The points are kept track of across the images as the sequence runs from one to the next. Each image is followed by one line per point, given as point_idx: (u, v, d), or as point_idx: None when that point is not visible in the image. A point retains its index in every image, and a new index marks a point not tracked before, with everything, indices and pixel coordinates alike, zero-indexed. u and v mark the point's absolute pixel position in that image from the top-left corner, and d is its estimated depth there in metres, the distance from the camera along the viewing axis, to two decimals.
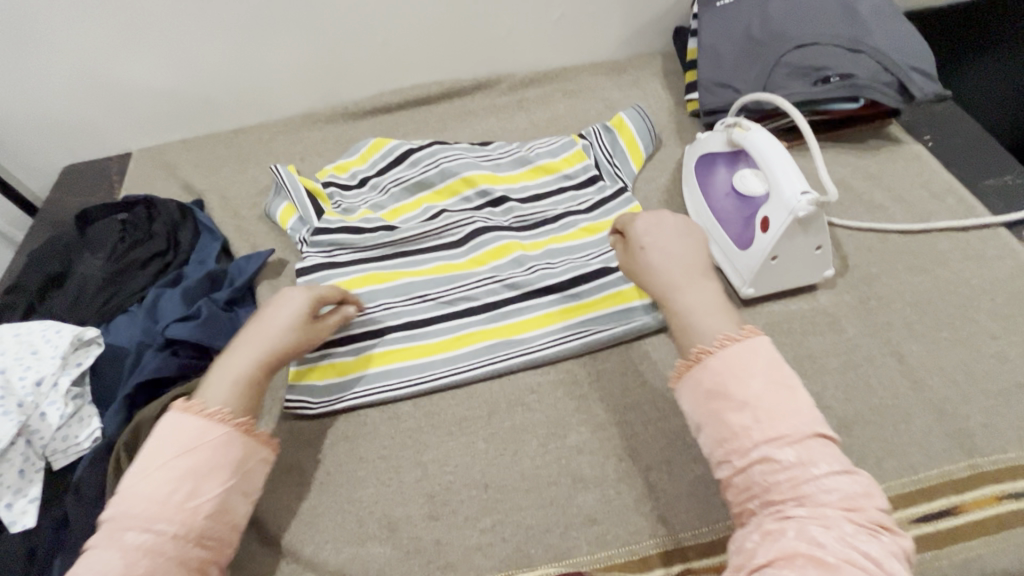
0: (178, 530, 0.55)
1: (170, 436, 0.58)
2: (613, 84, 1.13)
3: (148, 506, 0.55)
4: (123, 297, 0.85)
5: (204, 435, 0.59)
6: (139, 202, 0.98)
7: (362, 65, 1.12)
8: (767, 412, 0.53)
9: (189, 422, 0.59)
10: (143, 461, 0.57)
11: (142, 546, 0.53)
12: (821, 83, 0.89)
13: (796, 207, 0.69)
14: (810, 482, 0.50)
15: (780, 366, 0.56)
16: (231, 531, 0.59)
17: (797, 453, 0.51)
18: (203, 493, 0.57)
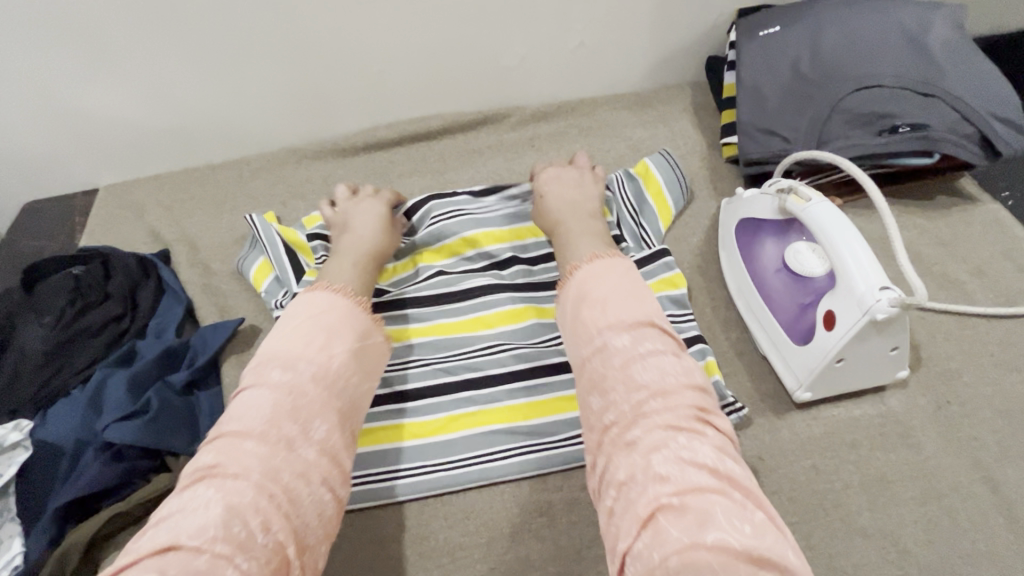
0: (298, 433, 0.49)
1: (259, 397, 0.50)
2: (636, 120, 1.00)
3: (274, 404, 0.50)
4: (65, 377, 0.73)
5: (324, 338, 0.56)
6: (95, 256, 0.86)
7: (353, 96, 0.99)
8: (642, 361, 0.51)
9: (311, 325, 0.56)
10: (265, 358, 0.53)
11: (257, 455, 0.47)
12: (888, 134, 0.75)
13: (875, 307, 0.56)
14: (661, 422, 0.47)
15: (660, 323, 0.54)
16: (342, 478, 0.52)
17: (662, 398, 0.49)
18: (335, 347, 0.56)
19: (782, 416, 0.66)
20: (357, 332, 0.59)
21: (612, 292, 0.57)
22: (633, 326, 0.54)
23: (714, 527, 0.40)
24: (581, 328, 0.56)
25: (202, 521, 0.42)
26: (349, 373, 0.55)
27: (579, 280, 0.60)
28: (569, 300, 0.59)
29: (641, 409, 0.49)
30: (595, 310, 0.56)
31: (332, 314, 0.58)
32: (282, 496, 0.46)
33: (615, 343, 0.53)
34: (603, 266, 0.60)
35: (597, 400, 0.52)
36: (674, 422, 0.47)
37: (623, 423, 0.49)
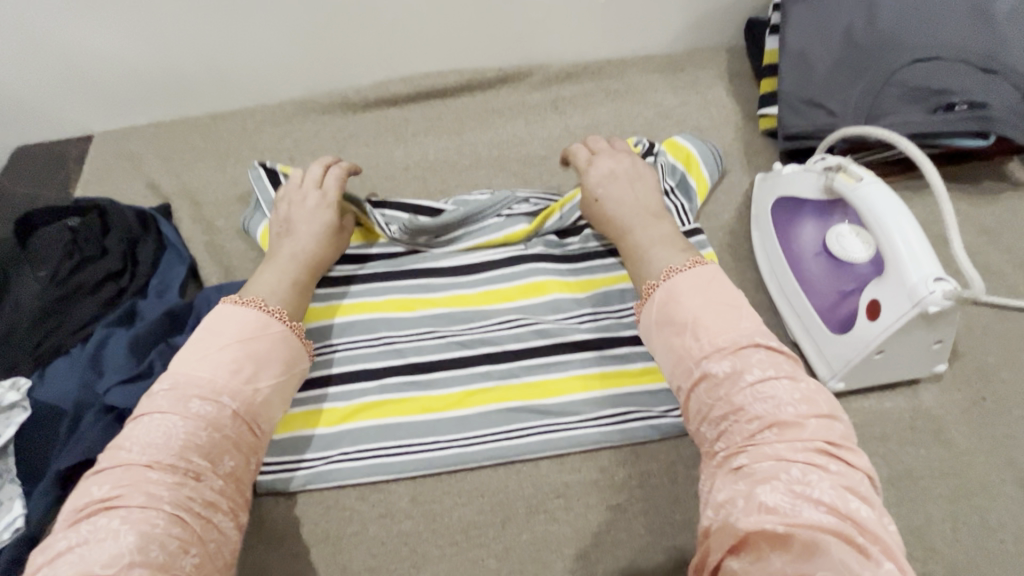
0: (207, 466, 0.49)
1: (193, 406, 0.51)
2: (666, 85, 0.94)
3: (184, 435, 0.49)
4: (63, 335, 0.70)
5: (250, 368, 0.55)
6: (91, 207, 0.82)
7: (365, 46, 0.92)
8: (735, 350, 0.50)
9: (235, 352, 0.55)
10: (178, 387, 0.52)
11: (163, 486, 0.46)
12: (942, 111, 0.70)
13: (927, 299, 0.52)
14: (786, 442, 0.45)
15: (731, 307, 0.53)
16: (245, 501, 0.53)
17: (768, 408, 0.47)
18: (255, 379, 0.55)
19: None
20: (283, 364, 0.58)
21: (703, 308, 0.54)
22: (733, 351, 0.51)
23: (822, 563, 0.38)
24: (677, 360, 0.53)
25: (114, 549, 0.42)
26: (267, 407, 0.56)
27: (670, 296, 0.56)
28: (665, 330, 0.55)
29: (753, 443, 0.47)
30: (672, 297, 0.56)
31: (261, 341, 0.57)
32: (196, 526, 0.47)
33: (721, 369, 0.50)
34: (704, 275, 0.56)
35: (708, 429, 0.50)
36: (791, 456, 0.45)
37: (730, 448, 0.48)
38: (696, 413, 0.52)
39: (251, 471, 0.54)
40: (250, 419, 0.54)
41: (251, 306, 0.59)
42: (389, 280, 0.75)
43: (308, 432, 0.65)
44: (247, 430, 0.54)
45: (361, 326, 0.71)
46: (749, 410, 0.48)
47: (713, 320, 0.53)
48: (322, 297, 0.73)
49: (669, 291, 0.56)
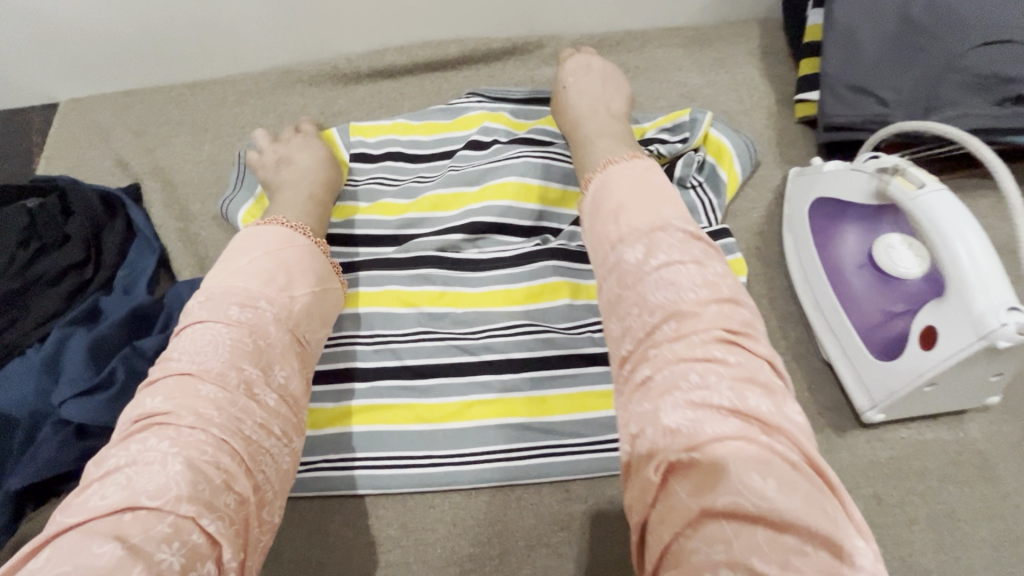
0: (257, 377, 0.46)
1: (230, 312, 0.48)
2: (692, 62, 0.84)
3: (231, 342, 0.46)
4: (19, 334, 0.64)
5: (282, 277, 0.52)
6: (52, 188, 0.74)
7: (357, 11, 0.82)
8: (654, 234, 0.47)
9: (268, 262, 0.53)
10: (214, 296, 0.49)
11: (215, 401, 0.43)
12: (1010, 104, 0.62)
13: (995, 332, 0.46)
14: (687, 338, 0.42)
15: (651, 183, 0.51)
16: (295, 421, 0.49)
17: (672, 298, 0.43)
18: (292, 289, 0.52)
19: (843, 435, 0.57)
20: (316, 276, 0.56)
21: (629, 194, 0.50)
22: (647, 233, 0.47)
23: (723, 490, 0.34)
24: (602, 249, 0.49)
25: (161, 476, 0.38)
26: (306, 318, 0.53)
27: (602, 184, 0.53)
28: (597, 212, 0.51)
29: (654, 342, 0.43)
30: (602, 185, 0.52)
31: (289, 252, 0.55)
32: (246, 450, 0.43)
33: (638, 256, 0.46)
34: (631, 168, 0.52)
35: (615, 327, 0.46)
36: (689, 355, 0.41)
37: (634, 359, 0.43)
38: (609, 304, 0.47)
39: (299, 386, 0.50)
40: (295, 327, 0.51)
41: (273, 223, 0.57)
42: (383, 271, 0.68)
43: None
44: (291, 339, 0.51)
45: (353, 321, 0.65)
46: (655, 299, 0.44)
47: (634, 199, 0.49)
48: None
49: (600, 183, 0.53)
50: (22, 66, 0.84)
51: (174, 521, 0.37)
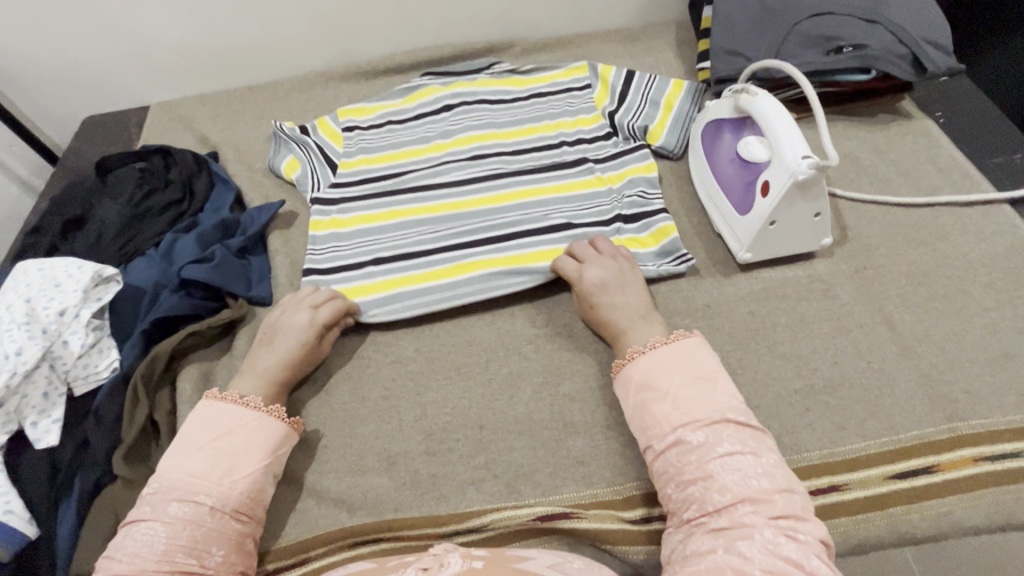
0: (206, 503, 0.59)
1: (192, 462, 0.61)
2: (626, 51, 1.13)
3: (193, 476, 0.60)
4: (140, 241, 0.89)
5: (227, 463, 0.62)
6: (156, 151, 1.01)
7: (380, 25, 1.14)
8: (682, 400, 0.62)
9: (210, 452, 0.62)
10: (163, 491, 0.60)
11: (181, 517, 0.58)
12: (833, 53, 0.89)
13: (797, 170, 0.70)
14: (726, 452, 0.58)
15: (691, 366, 0.64)
16: (243, 565, 0.61)
17: (710, 433, 0.59)
18: (251, 418, 0.65)
19: (727, 275, 0.81)
20: (265, 448, 0.64)
21: (675, 384, 0.63)
22: (708, 423, 0.60)
23: (759, 551, 0.51)
24: (647, 415, 0.63)
25: (147, 537, 0.57)
26: (261, 469, 0.63)
27: (642, 367, 0.66)
28: (630, 386, 0.66)
29: (707, 472, 0.57)
30: (662, 404, 0.62)
31: (238, 434, 0.64)
32: (199, 538, 0.57)
33: (692, 439, 0.59)
34: (668, 353, 0.66)
35: (670, 441, 0.60)
36: (742, 463, 0.57)
37: (681, 461, 0.59)
38: (644, 432, 0.63)
39: (256, 507, 0.63)
40: (236, 507, 0.60)
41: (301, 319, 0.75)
42: (398, 194, 0.95)
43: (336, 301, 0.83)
44: (245, 482, 0.62)
45: (378, 228, 0.91)
46: (696, 477, 0.57)
47: (660, 381, 0.64)
48: (349, 209, 0.93)
49: (644, 364, 0.66)
50: (136, 77, 1.17)
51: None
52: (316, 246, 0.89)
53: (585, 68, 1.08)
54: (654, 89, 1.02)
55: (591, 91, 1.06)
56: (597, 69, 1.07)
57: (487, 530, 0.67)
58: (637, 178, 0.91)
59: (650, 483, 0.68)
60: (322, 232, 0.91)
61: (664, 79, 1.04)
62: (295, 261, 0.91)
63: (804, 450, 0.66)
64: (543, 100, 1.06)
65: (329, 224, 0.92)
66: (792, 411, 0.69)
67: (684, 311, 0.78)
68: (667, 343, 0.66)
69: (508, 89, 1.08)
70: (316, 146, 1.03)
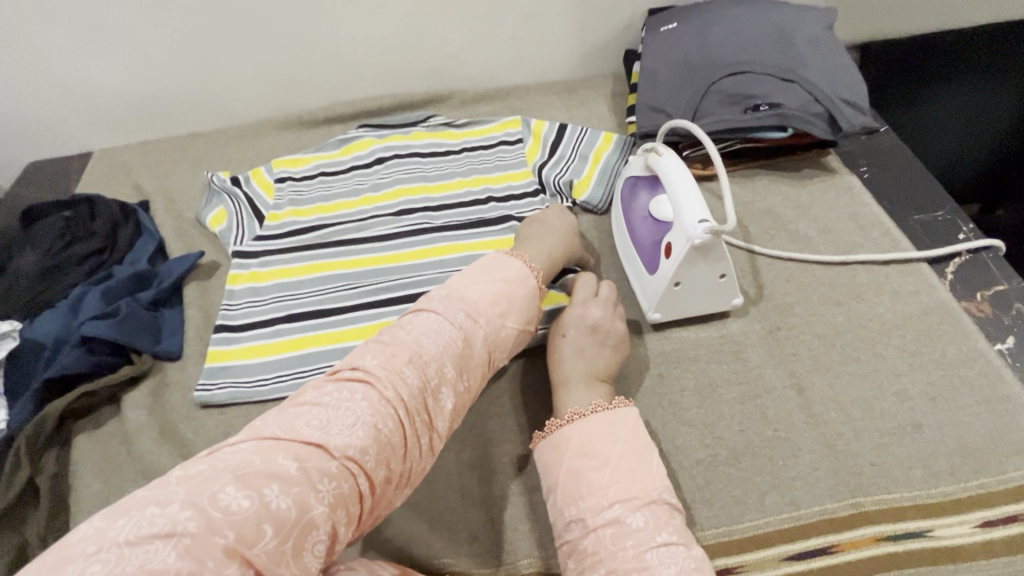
0: (468, 334, 0.60)
1: (484, 287, 0.64)
2: (561, 103, 1.15)
3: (477, 307, 0.62)
4: (51, 294, 0.87)
5: (505, 306, 0.64)
6: (82, 201, 1.00)
7: (322, 77, 1.17)
8: (622, 473, 0.58)
9: (495, 289, 0.65)
10: (454, 297, 0.62)
11: (459, 327, 0.59)
12: (751, 111, 0.89)
13: (693, 234, 0.69)
14: (661, 539, 0.53)
15: (635, 436, 0.62)
16: (462, 413, 0.60)
17: (647, 516, 0.55)
18: (524, 283, 0.67)
19: (638, 336, 0.79)
20: (524, 316, 0.66)
21: (615, 454, 0.60)
22: (646, 503, 0.56)
23: None
24: (582, 484, 0.58)
25: (425, 341, 0.57)
26: (506, 342, 0.64)
27: (579, 432, 0.63)
28: (564, 452, 0.62)
29: (643, 563, 0.52)
30: (599, 473, 0.58)
31: (514, 289, 0.66)
32: (425, 392, 0.54)
33: (629, 521, 0.54)
34: (609, 421, 0.63)
35: (612, 516, 0.55)
36: (677, 557, 0.53)
37: (616, 544, 0.54)
38: (573, 504, 0.58)
39: (497, 362, 0.63)
40: (492, 346, 0.62)
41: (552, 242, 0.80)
42: (320, 248, 0.95)
43: (243, 361, 0.82)
44: (493, 350, 0.62)
45: (295, 285, 0.90)
46: (630, 565, 0.52)
47: (599, 450, 0.61)
48: (269, 264, 0.93)
49: (583, 426, 0.63)
50: (80, 125, 1.19)
51: (344, 473, 0.45)
52: (230, 302, 0.88)
53: (518, 122, 1.09)
54: (583, 142, 1.03)
55: (523, 144, 1.06)
56: (530, 123, 1.08)
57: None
58: None
59: (544, 561, 0.65)
60: (239, 287, 0.90)
61: (593, 132, 1.05)
62: (209, 314, 0.89)
63: (701, 527, 0.63)
64: (477, 153, 1.07)
65: (246, 279, 0.91)
66: (693, 483, 0.66)
67: None
68: (610, 407, 0.64)
69: (443, 142, 1.09)
70: (246, 197, 1.03)
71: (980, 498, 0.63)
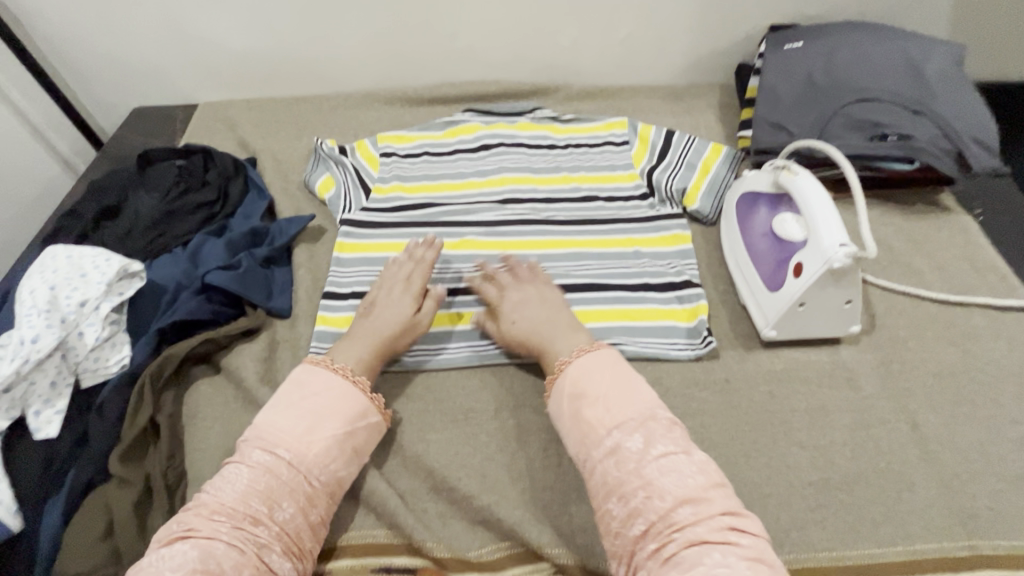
0: (266, 512, 0.60)
1: (282, 413, 0.66)
2: (667, 109, 1.15)
3: (259, 482, 0.62)
4: (169, 239, 0.90)
5: (309, 422, 0.66)
6: (198, 151, 1.03)
7: (431, 55, 1.17)
8: (614, 403, 0.65)
9: (299, 409, 0.66)
10: (264, 433, 0.65)
11: (261, 464, 0.63)
12: (878, 139, 0.89)
13: (833, 257, 0.69)
14: (654, 458, 0.61)
15: (622, 369, 0.68)
16: (310, 531, 0.63)
17: (642, 437, 0.62)
18: (319, 430, 0.65)
19: (748, 352, 0.79)
20: (346, 416, 0.67)
21: (608, 388, 0.66)
22: (641, 423, 0.63)
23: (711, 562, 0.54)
24: (585, 425, 0.65)
25: (235, 488, 0.61)
26: (324, 461, 0.64)
27: (570, 376, 0.69)
28: (563, 397, 0.68)
29: (645, 478, 0.60)
30: (598, 410, 0.65)
31: (326, 398, 0.67)
32: (246, 543, 0.58)
33: (629, 446, 0.62)
34: (591, 357, 0.70)
35: (610, 449, 0.62)
36: (683, 469, 0.60)
37: (619, 476, 0.61)
38: (580, 441, 0.65)
39: (328, 475, 0.64)
40: (306, 470, 0.63)
41: (334, 373, 0.70)
42: (426, 227, 0.96)
43: None
44: (307, 480, 0.63)
45: None
46: (634, 480, 0.60)
47: (592, 388, 0.67)
48: (376, 237, 0.94)
49: (578, 368, 0.69)
50: (189, 77, 1.21)
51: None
52: (339, 269, 0.89)
53: (624, 124, 1.09)
54: (692, 152, 1.03)
55: (629, 147, 1.06)
56: (637, 128, 1.08)
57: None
58: (674, 247, 0.90)
59: None
60: (348, 256, 0.91)
61: (703, 142, 1.04)
62: (316, 278, 0.90)
63: (812, 548, 0.63)
64: (582, 151, 1.07)
65: (353, 249, 0.92)
66: (805, 504, 0.66)
67: (701, 382, 0.77)
68: (590, 348, 0.71)
69: (547, 135, 1.09)
70: (352, 167, 1.04)
71: None
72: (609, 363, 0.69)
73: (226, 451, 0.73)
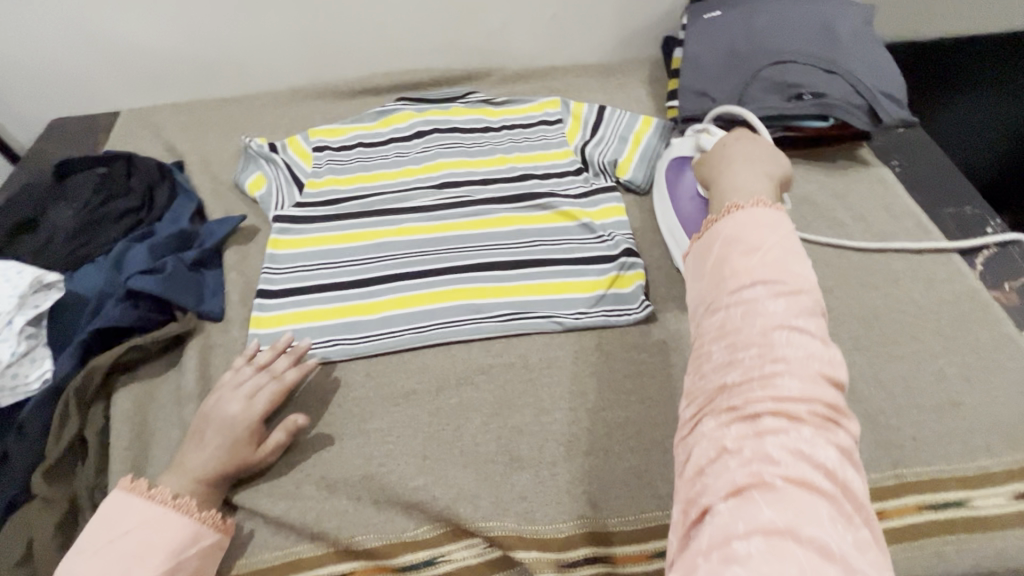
0: None
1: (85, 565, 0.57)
2: (599, 86, 1.16)
3: None
4: (90, 249, 0.86)
5: (124, 567, 0.58)
6: (118, 157, 0.98)
7: (361, 45, 1.15)
8: (773, 264, 0.49)
9: (108, 555, 0.58)
10: None
11: None
12: (795, 100, 0.91)
13: None
14: (785, 350, 0.44)
15: (791, 244, 0.50)
16: None
17: (785, 305, 0.46)
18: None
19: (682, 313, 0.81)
20: (168, 549, 0.60)
21: (773, 244, 0.50)
22: (791, 292, 0.47)
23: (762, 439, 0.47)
24: (726, 267, 0.50)
25: None
26: None
27: (733, 221, 0.53)
28: (713, 242, 0.53)
29: (770, 345, 0.44)
30: (741, 256, 0.50)
31: (146, 533, 0.61)
32: None
33: (769, 306, 0.46)
34: (768, 216, 0.53)
35: (737, 314, 0.47)
36: (825, 384, 0.43)
37: (743, 373, 0.44)
38: (711, 287, 0.50)
39: None
40: None
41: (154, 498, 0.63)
42: (361, 217, 0.94)
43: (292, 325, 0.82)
44: None
45: (337, 253, 0.89)
46: (754, 344, 0.45)
47: (749, 237, 0.51)
48: (310, 231, 0.92)
49: (739, 218, 0.53)
50: (108, 82, 1.16)
51: None
52: (273, 266, 0.88)
53: (557, 102, 1.09)
54: (623, 125, 1.04)
55: (563, 125, 1.07)
56: (570, 106, 1.09)
57: (444, 564, 0.66)
58: (609, 219, 0.91)
59: (593, 521, 0.66)
60: (282, 252, 0.89)
61: (633, 115, 1.05)
62: (247, 278, 0.88)
63: None
64: (516, 131, 1.07)
65: (287, 245, 0.90)
66: None
67: (638, 346, 0.79)
68: (767, 206, 0.54)
69: (482, 118, 1.09)
70: (284, 164, 1.01)
71: (1014, 472, 0.66)
72: (774, 219, 0.53)
73: (160, 459, 0.71)
